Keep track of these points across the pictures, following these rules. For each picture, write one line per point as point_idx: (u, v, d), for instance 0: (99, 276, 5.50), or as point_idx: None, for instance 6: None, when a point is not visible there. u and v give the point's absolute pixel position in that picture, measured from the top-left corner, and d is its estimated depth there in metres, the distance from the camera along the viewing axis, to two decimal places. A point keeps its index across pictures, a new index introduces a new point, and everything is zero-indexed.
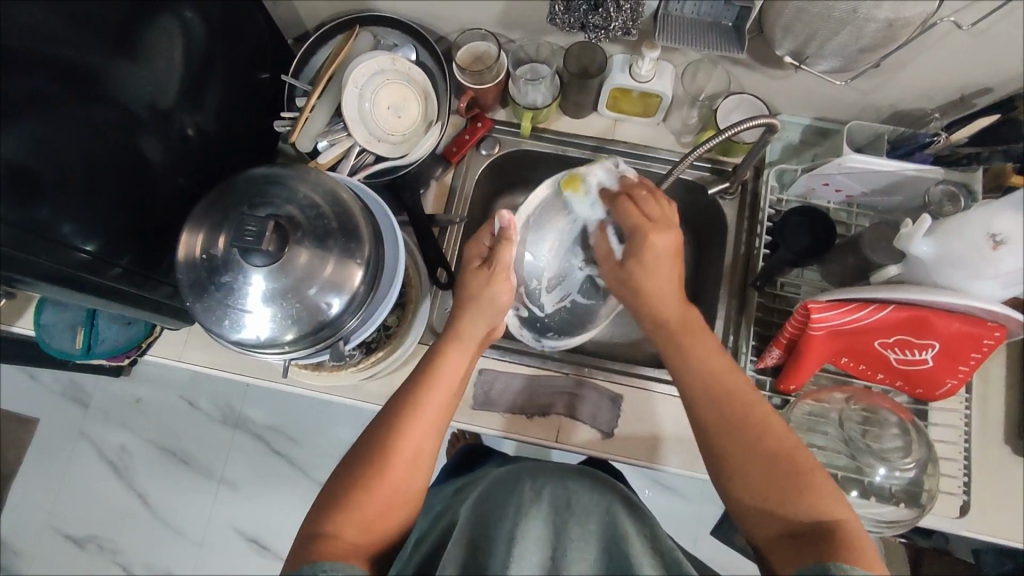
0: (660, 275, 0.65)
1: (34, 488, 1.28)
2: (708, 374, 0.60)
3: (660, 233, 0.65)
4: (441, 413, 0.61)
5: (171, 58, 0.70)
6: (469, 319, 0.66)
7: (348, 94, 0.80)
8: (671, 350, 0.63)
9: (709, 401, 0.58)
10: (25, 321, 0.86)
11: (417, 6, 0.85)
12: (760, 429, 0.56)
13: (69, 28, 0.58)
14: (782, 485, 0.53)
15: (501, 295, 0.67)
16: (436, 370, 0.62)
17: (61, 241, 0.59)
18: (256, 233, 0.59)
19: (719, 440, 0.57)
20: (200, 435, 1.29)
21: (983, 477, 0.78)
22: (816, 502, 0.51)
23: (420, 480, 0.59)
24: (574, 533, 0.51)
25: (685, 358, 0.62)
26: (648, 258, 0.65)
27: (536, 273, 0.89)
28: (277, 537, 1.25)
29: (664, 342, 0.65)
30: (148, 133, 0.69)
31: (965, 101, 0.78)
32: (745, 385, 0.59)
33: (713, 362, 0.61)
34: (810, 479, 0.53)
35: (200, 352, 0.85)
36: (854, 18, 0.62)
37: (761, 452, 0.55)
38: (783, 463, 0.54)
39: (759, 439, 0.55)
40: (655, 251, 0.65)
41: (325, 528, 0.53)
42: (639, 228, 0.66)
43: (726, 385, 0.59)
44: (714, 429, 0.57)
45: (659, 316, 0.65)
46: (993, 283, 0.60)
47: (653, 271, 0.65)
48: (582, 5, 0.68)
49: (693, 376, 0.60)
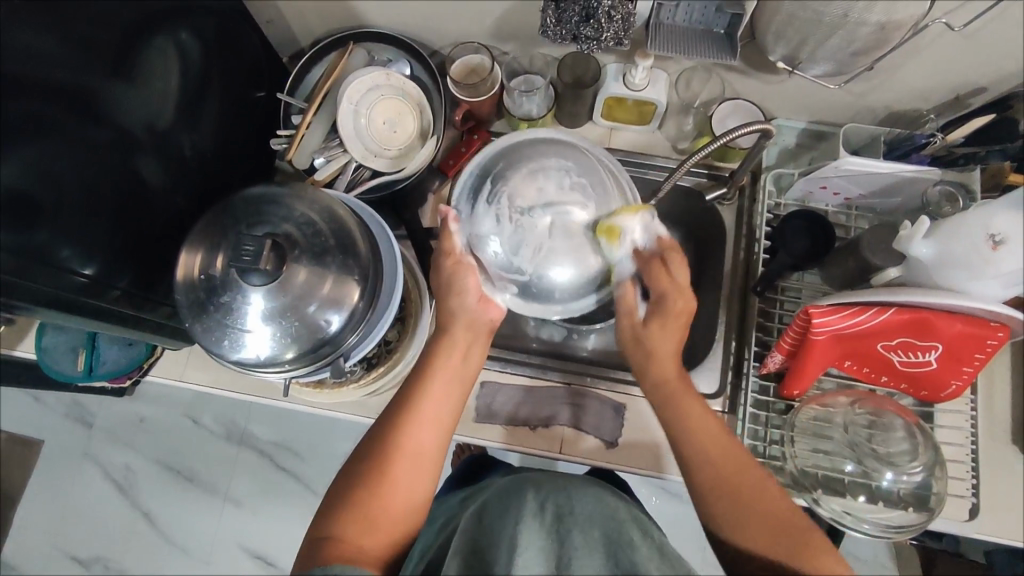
0: (671, 341, 0.63)
1: (40, 510, 1.28)
2: (704, 436, 0.59)
3: (684, 299, 0.61)
4: (438, 413, 0.60)
5: (167, 79, 0.70)
6: (447, 311, 0.65)
7: (343, 110, 0.81)
8: (666, 408, 0.62)
9: (707, 464, 0.58)
10: (26, 344, 0.86)
11: (411, 22, 0.86)
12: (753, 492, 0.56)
13: (69, 55, 0.58)
14: (779, 546, 0.53)
15: (466, 276, 0.63)
16: (428, 374, 0.62)
17: (60, 265, 0.60)
18: (253, 253, 0.59)
19: (717, 504, 0.56)
20: (204, 452, 1.28)
21: (993, 479, 0.77)
22: (814, 559, 0.51)
23: (426, 481, 0.58)
24: (577, 539, 0.50)
25: (680, 420, 0.61)
26: (670, 322, 0.62)
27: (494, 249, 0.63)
28: (283, 553, 1.25)
29: (664, 403, 0.62)
30: (146, 154, 0.70)
31: (960, 101, 0.77)
32: (735, 448, 0.58)
33: (706, 426, 0.60)
34: (808, 536, 0.53)
35: (201, 371, 0.85)
36: (845, 23, 0.63)
37: (760, 515, 0.54)
38: (778, 524, 0.54)
39: (755, 501, 0.55)
40: (680, 313, 0.62)
41: (334, 530, 0.54)
42: (668, 294, 0.61)
43: (720, 449, 0.58)
44: (713, 495, 0.57)
45: (659, 373, 0.63)
46: (994, 283, 0.59)
47: (669, 334, 0.62)
48: (573, 16, 0.68)
49: (688, 440, 0.59)
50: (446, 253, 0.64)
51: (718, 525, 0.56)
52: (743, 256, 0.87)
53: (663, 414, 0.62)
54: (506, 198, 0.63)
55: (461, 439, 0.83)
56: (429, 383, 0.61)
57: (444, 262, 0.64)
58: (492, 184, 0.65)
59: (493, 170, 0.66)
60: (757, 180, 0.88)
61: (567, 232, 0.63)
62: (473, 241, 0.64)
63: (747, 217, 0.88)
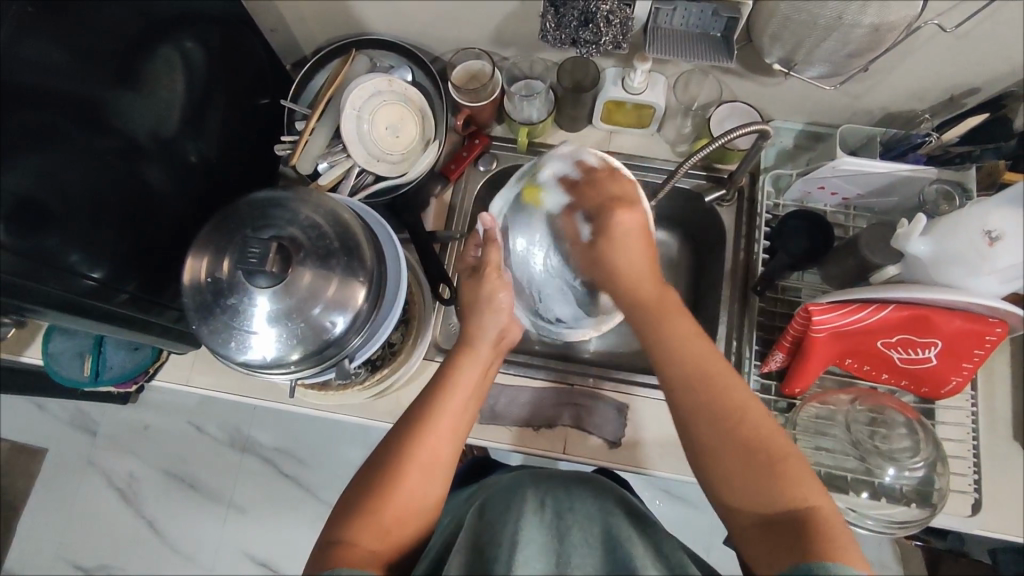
0: (631, 251, 0.64)
1: (44, 518, 1.28)
2: (681, 352, 0.57)
3: (626, 210, 0.65)
4: (458, 421, 0.61)
5: (172, 86, 0.72)
6: (477, 324, 0.67)
7: (347, 116, 0.82)
8: (643, 326, 0.61)
9: (683, 380, 0.56)
10: (32, 351, 0.87)
11: (412, 29, 0.87)
12: (735, 417, 0.54)
13: (77, 64, 0.59)
14: (760, 474, 0.51)
15: (501, 293, 0.68)
16: (450, 383, 0.62)
17: (69, 269, 0.60)
18: (259, 255, 0.60)
19: (696, 425, 0.55)
20: (209, 459, 1.29)
21: (995, 474, 0.77)
22: (796, 490, 0.50)
23: (437, 489, 0.59)
24: (575, 536, 0.51)
25: (657, 336, 0.59)
26: (620, 233, 0.64)
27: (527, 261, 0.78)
28: (287, 560, 1.25)
29: (640, 316, 0.62)
30: (152, 160, 0.71)
31: (955, 101, 0.79)
32: (723, 371, 0.56)
33: (692, 343, 0.58)
34: (792, 465, 0.51)
35: (207, 376, 0.86)
36: (839, 24, 0.64)
37: (738, 440, 0.53)
38: (759, 452, 0.52)
39: (737, 425, 0.53)
40: (628, 224, 0.64)
41: (343, 535, 0.54)
42: (606, 209, 0.65)
43: (706, 369, 0.56)
44: (692, 413, 0.55)
45: (632, 293, 0.63)
46: (992, 278, 0.60)
47: (626, 249, 0.64)
48: (573, 21, 0.69)
49: (671, 355, 0.58)
50: (489, 264, 0.68)
51: (698, 448, 0.55)
52: (742, 257, 0.87)
53: (647, 330, 0.60)
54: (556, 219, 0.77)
55: (472, 442, 0.83)
56: (447, 395, 0.61)
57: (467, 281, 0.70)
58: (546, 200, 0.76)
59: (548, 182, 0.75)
60: (756, 181, 0.88)
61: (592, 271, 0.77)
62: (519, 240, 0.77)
63: (746, 219, 0.88)
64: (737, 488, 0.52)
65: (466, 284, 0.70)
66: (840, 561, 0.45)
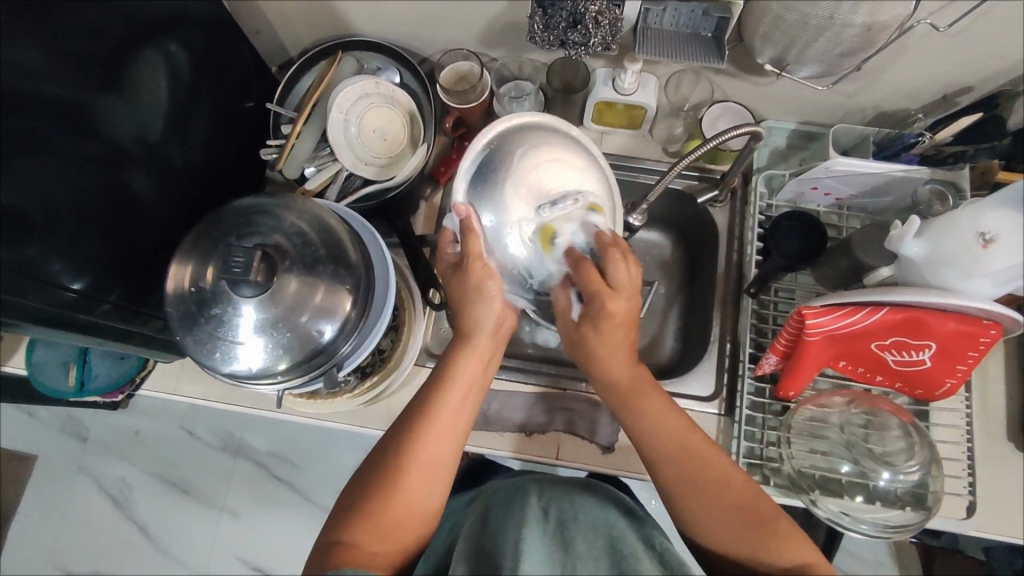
0: (614, 344, 0.60)
1: (34, 526, 1.26)
2: (661, 434, 0.59)
3: (618, 301, 0.59)
4: (456, 418, 0.60)
5: (156, 90, 0.70)
6: (471, 317, 0.63)
7: (334, 119, 0.81)
8: (623, 411, 0.62)
9: (666, 457, 0.59)
10: (18, 359, 0.86)
11: (400, 30, 0.86)
12: (722, 486, 0.57)
13: (57, 69, 0.58)
14: (750, 533, 0.55)
15: (489, 280, 0.62)
16: (448, 380, 0.61)
17: (49, 280, 0.59)
18: (243, 263, 0.59)
19: (683, 498, 0.57)
20: (200, 464, 1.28)
21: (987, 476, 0.77)
22: (785, 548, 0.54)
23: (438, 490, 0.58)
24: (580, 547, 0.50)
25: (637, 422, 0.61)
26: (605, 326, 0.60)
27: (500, 233, 0.64)
28: (280, 564, 1.24)
29: (621, 403, 0.62)
30: (136, 166, 0.69)
31: (948, 100, 0.78)
32: (701, 445, 0.59)
33: (669, 424, 0.60)
34: (781, 523, 0.55)
35: (195, 384, 0.85)
36: (831, 24, 0.63)
37: (726, 507, 0.56)
38: (750, 514, 0.56)
39: (723, 492, 0.57)
40: (612, 317, 0.59)
41: (342, 537, 0.54)
42: (597, 298, 0.59)
43: (684, 446, 0.59)
44: (681, 497, 0.57)
45: (611, 379, 0.62)
46: (986, 281, 0.60)
47: (608, 338, 0.60)
48: (561, 22, 0.68)
49: (651, 438, 0.60)
50: (470, 255, 0.62)
51: (685, 516, 0.57)
52: (736, 258, 0.87)
53: (630, 417, 0.61)
54: (528, 185, 0.64)
55: (472, 450, 0.82)
56: (444, 394, 0.60)
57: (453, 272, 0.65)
58: (506, 168, 0.65)
59: (506, 149, 0.66)
60: (749, 181, 0.88)
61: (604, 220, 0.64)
62: (485, 215, 0.64)
63: (739, 219, 0.87)
64: (731, 542, 0.55)
65: (451, 276, 0.65)
66: None
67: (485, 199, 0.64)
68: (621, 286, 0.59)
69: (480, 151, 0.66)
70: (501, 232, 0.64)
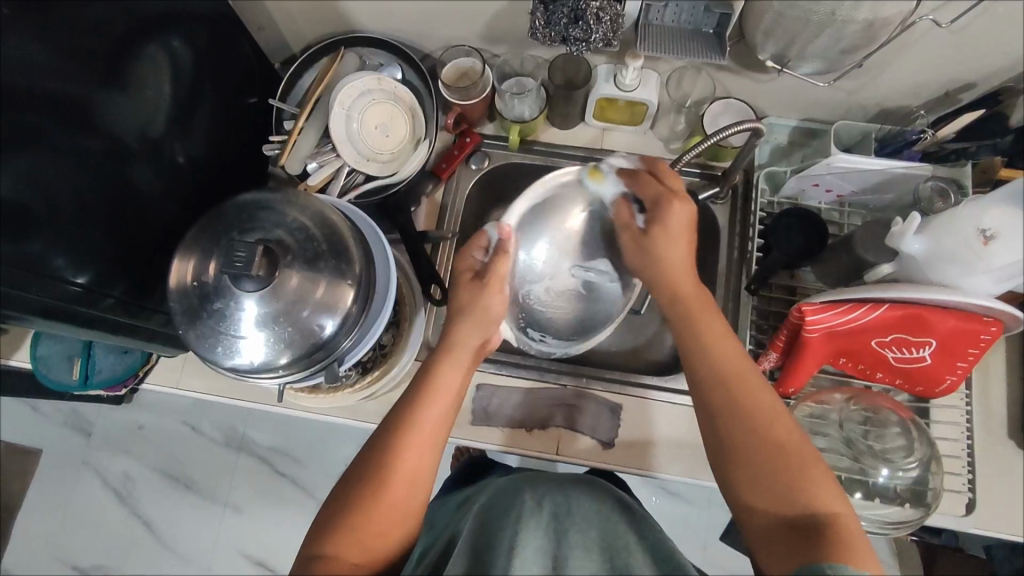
0: (680, 245, 0.68)
1: (39, 521, 1.27)
2: (719, 355, 0.60)
3: (682, 203, 0.68)
4: (436, 430, 0.60)
5: (158, 84, 0.70)
6: (457, 332, 0.66)
7: (336, 116, 0.81)
8: (679, 321, 0.64)
9: (719, 365, 0.59)
10: (22, 354, 0.87)
11: (401, 25, 0.86)
12: (763, 416, 0.55)
13: (58, 62, 0.58)
14: (784, 470, 0.53)
15: (495, 306, 0.67)
16: (429, 391, 0.61)
17: (53, 274, 0.60)
18: (245, 259, 0.59)
19: (731, 422, 0.56)
20: (203, 458, 1.28)
21: (987, 473, 0.77)
22: (816, 494, 0.51)
23: (421, 496, 0.58)
24: (574, 539, 0.50)
25: (694, 335, 0.62)
26: (672, 223, 0.68)
27: (528, 274, 0.84)
28: (283, 559, 1.25)
29: (676, 314, 0.65)
30: (138, 161, 0.70)
31: (950, 97, 0.78)
32: (751, 375, 0.58)
33: (726, 345, 0.61)
34: (811, 471, 0.53)
35: (198, 379, 0.85)
36: (833, 20, 0.63)
37: (770, 439, 0.54)
38: (787, 452, 0.53)
39: (762, 424, 0.55)
40: (680, 216, 0.68)
41: (326, 549, 0.53)
42: (662, 198, 0.68)
43: (738, 371, 0.58)
44: (726, 419, 0.56)
45: (673, 285, 0.66)
46: (986, 278, 0.60)
47: (673, 239, 0.68)
48: (562, 18, 0.68)
49: (706, 353, 0.60)
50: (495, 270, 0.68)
51: (729, 448, 0.56)
52: (737, 254, 0.87)
53: (683, 320, 0.64)
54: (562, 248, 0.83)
55: (460, 442, 0.82)
56: (424, 405, 0.60)
57: (461, 288, 0.69)
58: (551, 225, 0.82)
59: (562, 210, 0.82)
60: (750, 178, 0.88)
61: (608, 302, 0.85)
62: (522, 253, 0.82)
63: (740, 215, 0.88)
64: (756, 491, 0.53)
65: (461, 286, 0.69)
66: (854, 565, 0.45)
67: (525, 241, 0.82)
68: (677, 188, 0.69)
69: (527, 203, 0.79)
70: (530, 273, 0.84)
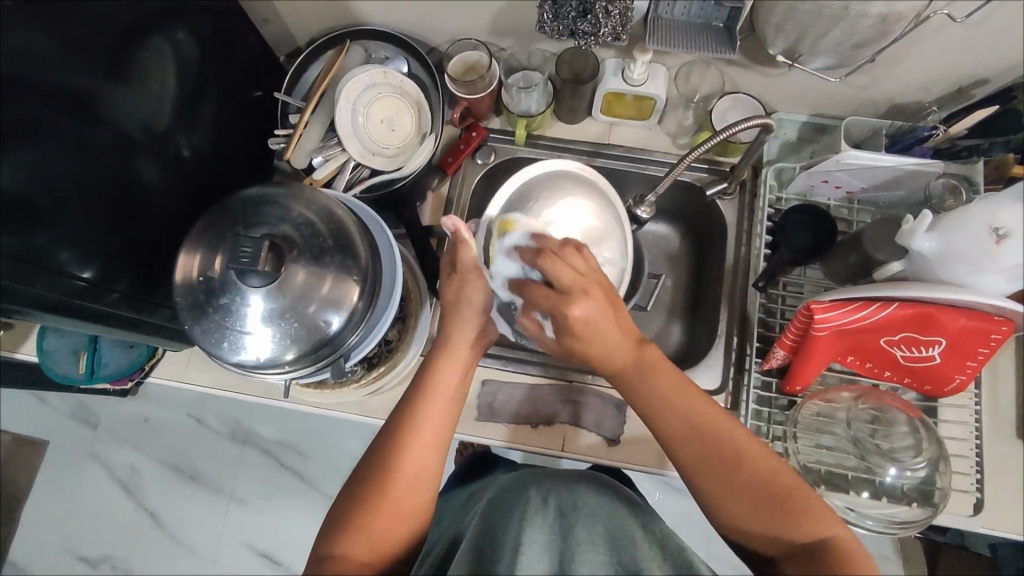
0: (601, 340, 0.56)
1: (45, 511, 1.28)
2: (680, 410, 0.56)
3: (578, 304, 0.54)
4: (438, 429, 0.60)
5: (163, 77, 0.70)
6: (454, 330, 0.65)
7: (341, 110, 0.80)
8: (628, 388, 0.58)
9: (683, 420, 0.55)
10: (28, 347, 0.87)
11: (407, 18, 0.85)
12: (738, 460, 0.54)
13: (63, 54, 0.57)
14: (771, 508, 0.53)
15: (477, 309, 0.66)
16: (425, 397, 0.60)
17: (59, 269, 0.60)
18: (251, 254, 0.58)
19: (705, 476, 0.54)
20: (208, 451, 1.29)
21: (995, 473, 0.77)
22: (807, 519, 0.52)
23: (427, 492, 0.58)
24: (580, 534, 0.50)
25: (647, 400, 0.57)
26: (579, 340, 0.56)
27: None
28: (288, 551, 1.25)
29: (621, 381, 0.58)
30: (142, 154, 0.69)
31: (964, 92, 0.77)
32: (720, 416, 0.56)
33: (684, 399, 0.56)
34: (798, 496, 0.53)
35: (203, 373, 0.85)
36: (846, 14, 0.62)
37: (749, 479, 0.53)
38: (771, 489, 0.53)
39: (739, 467, 0.54)
40: (583, 327, 0.55)
41: (334, 549, 0.54)
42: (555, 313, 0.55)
43: (702, 419, 0.55)
44: (698, 471, 0.55)
45: (613, 368, 0.58)
46: (998, 277, 0.59)
47: (591, 343, 0.56)
48: (570, 11, 0.67)
49: (666, 413, 0.56)
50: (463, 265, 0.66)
51: (706, 495, 0.55)
52: (744, 251, 0.86)
53: (629, 390, 0.58)
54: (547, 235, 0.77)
55: (466, 438, 0.82)
56: (423, 405, 0.60)
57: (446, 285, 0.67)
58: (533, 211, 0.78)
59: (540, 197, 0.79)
60: (758, 174, 0.87)
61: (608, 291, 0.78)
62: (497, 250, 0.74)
63: (748, 212, 0.87)
64: (746, 521, 0.53)
65: (449, 281, 0.68)
66: None
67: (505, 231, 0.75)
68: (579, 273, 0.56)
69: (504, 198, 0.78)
70: None
